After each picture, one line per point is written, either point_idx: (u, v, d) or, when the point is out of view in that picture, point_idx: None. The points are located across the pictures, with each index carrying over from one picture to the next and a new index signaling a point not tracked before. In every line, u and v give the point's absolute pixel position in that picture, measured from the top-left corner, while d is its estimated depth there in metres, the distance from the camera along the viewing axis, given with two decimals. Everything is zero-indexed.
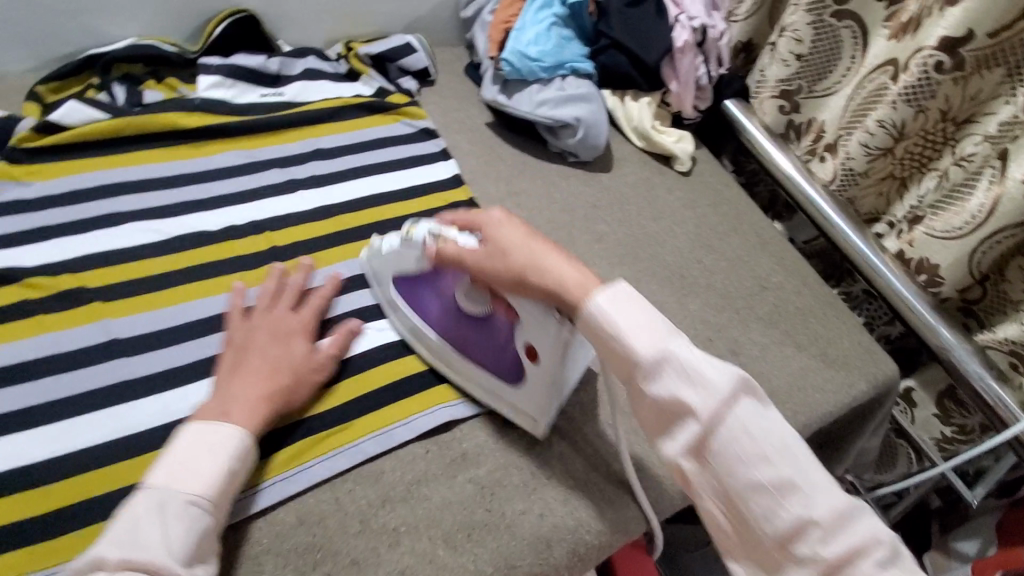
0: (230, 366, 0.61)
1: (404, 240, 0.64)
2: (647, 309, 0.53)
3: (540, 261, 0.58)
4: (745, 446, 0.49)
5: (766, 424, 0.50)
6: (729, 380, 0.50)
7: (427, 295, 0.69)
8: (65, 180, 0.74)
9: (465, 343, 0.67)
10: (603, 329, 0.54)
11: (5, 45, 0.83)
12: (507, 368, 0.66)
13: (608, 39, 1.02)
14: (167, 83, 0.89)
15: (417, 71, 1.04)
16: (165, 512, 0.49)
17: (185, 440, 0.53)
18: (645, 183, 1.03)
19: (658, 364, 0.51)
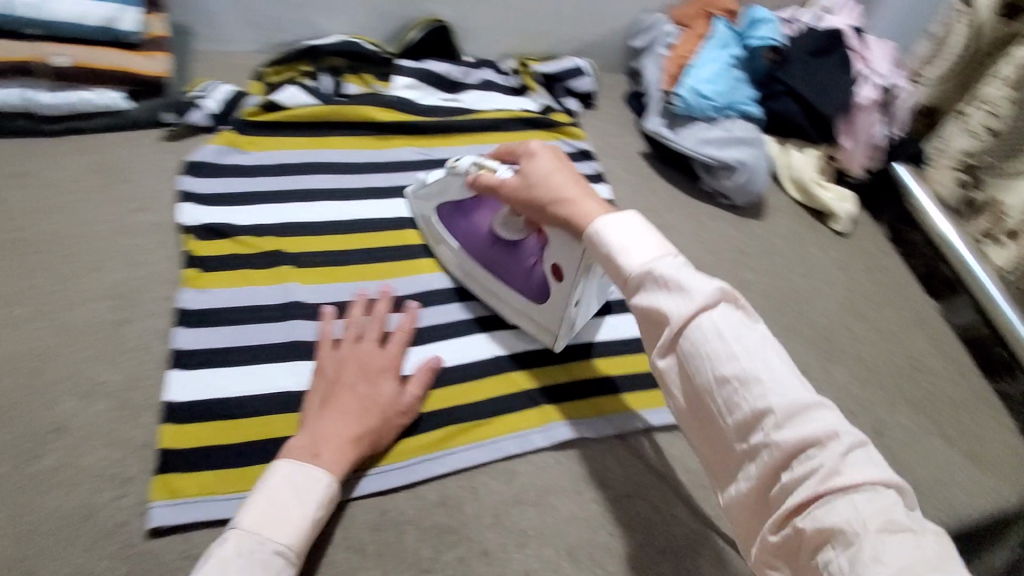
0: (320, 399, 0.61)
1: (452, 171, 0.73)
2: (644, 230, 0.54)
3: (563, 187, 0.62)
4: (715, 347, 0.46)
5: (735, 325, 0.46)
6: (706, 288, 0.48)
7: (468, 225, 0.75)
8: (282, 154, 0.85)
9: (496, 265, 0.73)
10: (604, 250, 0.55)
11: (242, 30, 0.95)
12: (532, 289, 0.71)
13: (784, 86, 1.00)
14: (362, 77, 0.98)
15: (582, 94, 1.07)
16: (257, 558, 0.49)
17: (277, 484, 0.53)
18: (797, 236, 1.00)
19: (646, 279, 0.51)
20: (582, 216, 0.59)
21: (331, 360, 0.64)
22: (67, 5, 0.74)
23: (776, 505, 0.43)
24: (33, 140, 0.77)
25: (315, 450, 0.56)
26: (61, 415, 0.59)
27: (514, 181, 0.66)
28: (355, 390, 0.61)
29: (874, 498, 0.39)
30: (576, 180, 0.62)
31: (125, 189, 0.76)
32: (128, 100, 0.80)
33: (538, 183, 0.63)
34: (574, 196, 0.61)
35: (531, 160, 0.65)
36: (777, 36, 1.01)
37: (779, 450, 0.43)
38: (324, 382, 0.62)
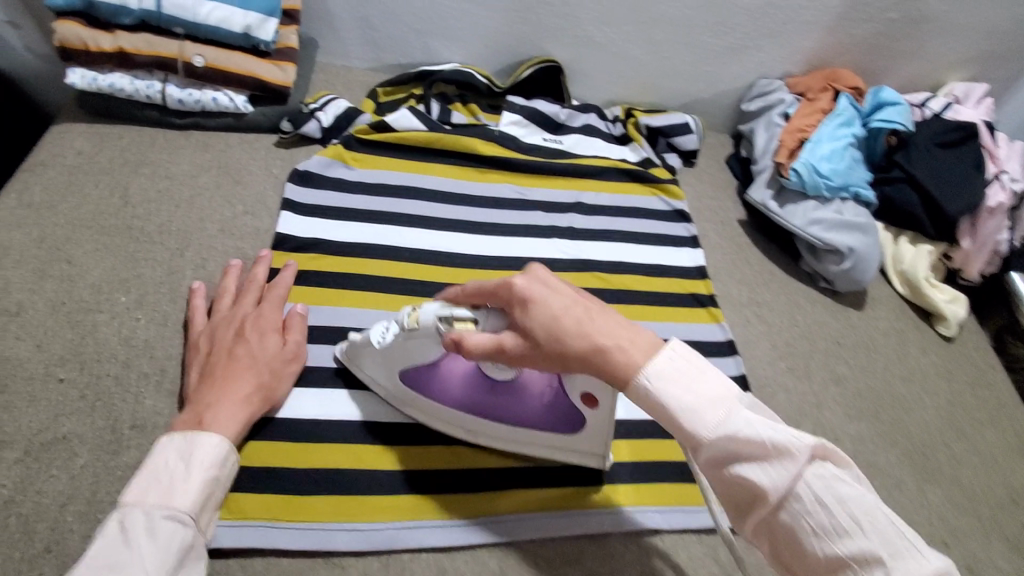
0: (203, 373, 0.59)
1: (410, 330, 0.58)
2: (707, 374, 0.44)
3: (585, 340, 0.46)
4: (819, 521, 0.40)
5: (836, 486, 0.40)
6: (798, 452, 0.40)
7: (446, 380, 0.63)
8: (387, 174, 0.85)
9: (502, 410, 0.63)
10: (668, 413, 0.44)
11: (363, 48, 0.97)
12: (560, 419, 0.62)
13: (903, 173, 0.94)
14: (469, 107, 0.98)
15: (686, 151, 1.04)
16: (144, 526, 0.46)
17: (163, 456, 0.51)
18: (896, 334, 0.94)
19: (725, 446, 0.42)
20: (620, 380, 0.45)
21: (211, 333, 0.62)
22: (214, 9, 0.76)
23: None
24: (161, 132, 0.81)
25: (202, 417, 0.54)
26: (145, 412, 0.59)
27: (507, 341, 0.49)
28: (234, 353, 0.60)
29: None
30: (598, 317, 0.47)
31: (236, 191, 0.78)
32: (249, 104, 0.82)
33: (550, 345, 0.47)
34: (601, 348, 0.46)
35: (525, 308, 0.48)
36: (903, 119, 0.95)
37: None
38: (200, 356, 0.61)
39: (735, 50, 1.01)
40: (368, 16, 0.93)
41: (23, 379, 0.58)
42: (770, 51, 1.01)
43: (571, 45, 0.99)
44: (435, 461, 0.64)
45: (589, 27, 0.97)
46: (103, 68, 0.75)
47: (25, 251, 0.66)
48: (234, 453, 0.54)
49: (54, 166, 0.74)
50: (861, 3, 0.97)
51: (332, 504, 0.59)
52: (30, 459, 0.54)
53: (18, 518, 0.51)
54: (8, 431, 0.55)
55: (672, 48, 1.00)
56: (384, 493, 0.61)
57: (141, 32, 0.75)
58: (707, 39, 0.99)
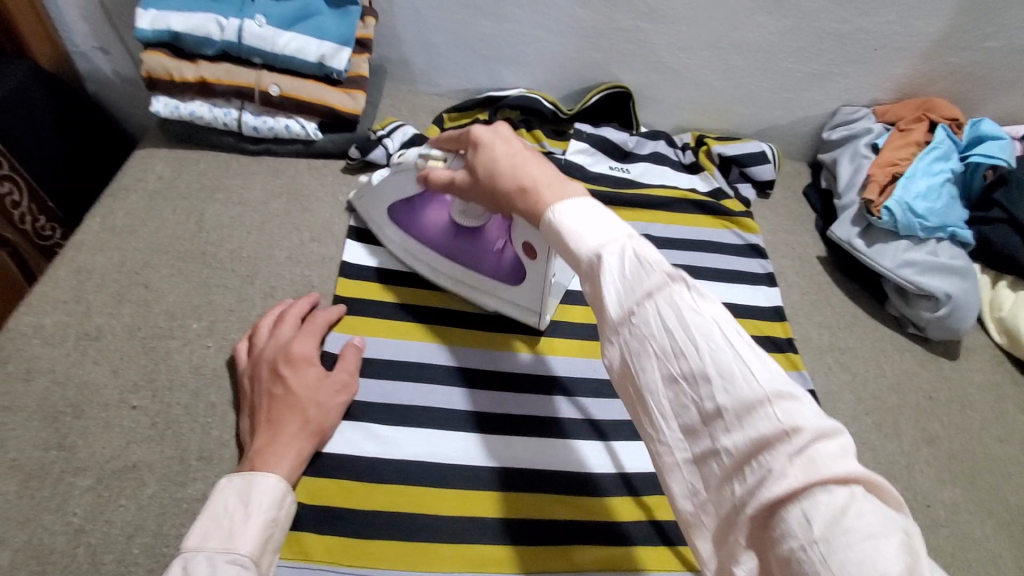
0: (251, 413, 0.59)
1: (401, 165, 0.69)
2: (598, 211, 0.45)
3: (514, 178, 0.51)
4: (662, 345, 0.39)
5: (684, 307, 0.39)
6: (651, 272, 0.40)
7: (423, 222, 0.73)
8: None
9: (464, 257, 0.72)
10: (553, 238, 0.46)
11: (431, 75, 0.97)
12: (508, 271, 0.70)
13: (1003, 213, 0.87)
14: (534, 133, 0.96)
15: (761, 181, 0.98)
16: (207, 572, 0.47)
17: (219, 499, 0.51)
18: (996, 390, 0.85)
19: (590, 265, 0.43)
20: (530, 208, 0.49)
21: (252, 375, 0.61)
22: (291, 39, 0.77)
23: (726, 520, 0.37)
24: (234, 157, 0.83)
25: (252, 462, 0.54)
26: (210, 442, 0.59)
27: (461, 175, 0.58)
28: (273, 393, 0.59)
29: (827, 500, 0.32)
30: (534, 163, 0.51)
31: (303, 218, 0.79)
32: (319, 131, 0.82)
33: (488, 181, 0.54)
34: (522, 183, 0.50)
35: (477, 149, 0.56)
36: (1006, 155, 0.86)
37: (727, 456, 0.36)
38: (247, 395, 0.60)
39: (819, 76, 0.95)
40: (437, 43, 0.93)
41: (98, 406, 0.59)
42: (857, 78, 0.95)
43: (642, 71, 0.96)
44: (496, 508, 0.61)
45: (662, 53, 0.93)
46: (185, 96, 0.78)
47: (106, 275, 0.68)
48: (290, 493, 0.54)
49: (136, 191, 0.77)
50: (963, 28, 0.89)
51: (390, 550, 0.57)
52: (102, 486, 0.55)
53: (87, 548, 0.52)
54: (83, 457, 0.56)
55: (750, 74, 0.95)
56: (442, 541, 0.59)
57: (221, 62, 0.77)
58: (789, 65, 0.94)
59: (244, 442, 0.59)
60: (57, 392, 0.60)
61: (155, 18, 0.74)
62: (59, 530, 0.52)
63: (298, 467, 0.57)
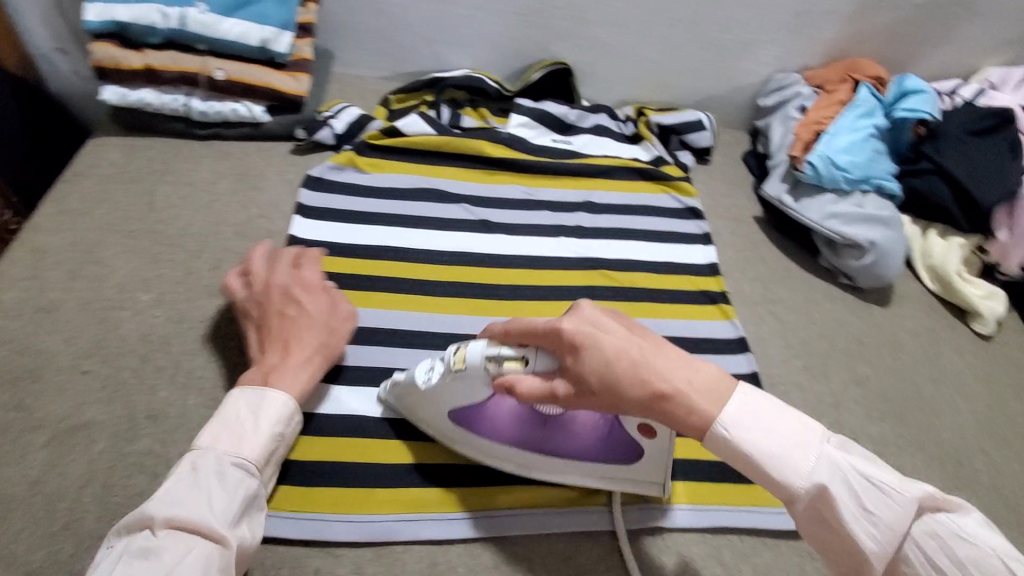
0: (262, 334, 0.64)
1: (455, 372, 0.58)
2: (783, 412, 0.51)
3: (645, 382, 0.50)
4: (935, 568, 0.46)
5: (944, 531, 0.47)
6: (900, 499, 0.47)
7: (496, 422, 0.61)
8: (398, 179, 0.87)
9: (556, 445, 0.61)
10: (756, 467, 0.50)
11: (377, 59, 1.01)
12: (616, 449, 0.60)
13: (934, 164, 0.89)
14: (480, 111, 1.00)
15: (699, 148, 1.03)
16: (215, 470, 0.52)
17: (231, 406, 0.57)
18: (928, 334, 0.88)
19: (821, 496, 0.49)
20: (692, 424, 0.50)
21: (262, 294, 0.66)
22: (233, 25, 0.80)
23: None
24: (186, 143, 0.87)
25: (267, 377, 0.60)
26: (159, 402, 0.63)
27: (561, 387, 0.51)
28: (287, 314, 0.64)
29: None
30: (661, 359, 0.51)
31: (253, 196, 0.83)
32: (267, 114, 0.86)
33: (609, 394, 0.50)
34: (663, 394, 0.50)
35: (576, 355, 0.51)
36: (930, 108, 0.90)
37: None
38: (256, 317, 0.65)
39: (749, 44, 0.99)
40: (381, 27, 0.97)
41: (53, 371, 0.63)
42: (786, 45, 0.99)
43: (580, 47, 1.00)
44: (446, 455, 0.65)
45: (596, 28, 0.97)
46: (134, 84, 0.81)
47: (61, 253, 0.72)
48: (299, 410, 0.60)
49: (91, 176, 0.80)
50: None
51: (332, 495, 0.61)
52: (57, 442, 0.59)
53: (43, 497, 0.55)
54: (39, 417, 0.60)
55: (683, 45, 0.99)
56: (382, 486, 0.62)
57: (167, 49, 0.81)
58: (719, 35, 0.98)
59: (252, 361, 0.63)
60: (13, 359, 0.63)
61: (102, 11, 0.77)
62: (17, 480, 0.56)
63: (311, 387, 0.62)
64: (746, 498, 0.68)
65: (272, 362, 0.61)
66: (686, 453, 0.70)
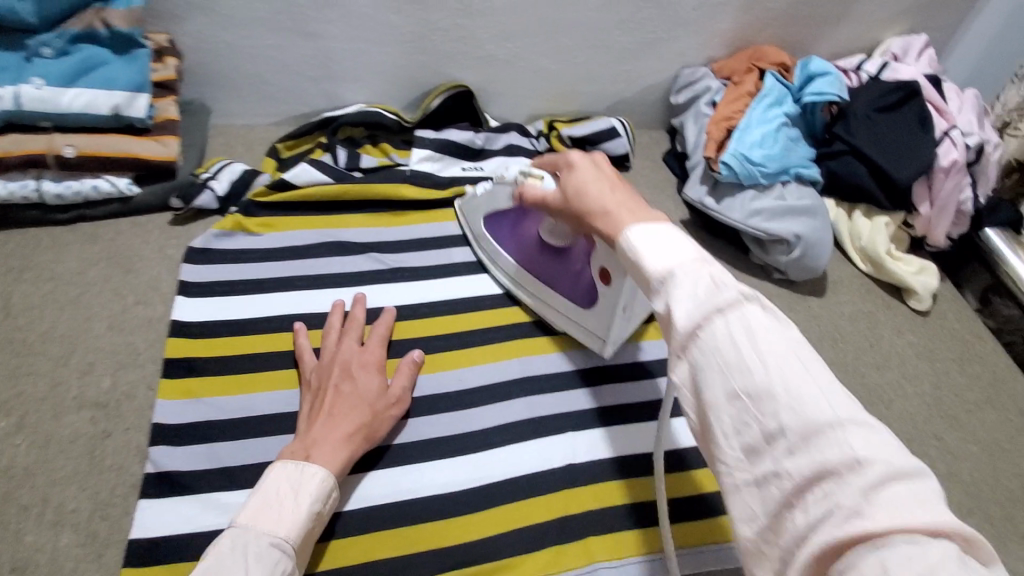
0: (314, 408, 0.62)
1: (502, 179, 0.76)
2: (676, 234, 0.45)
3: (597, 200, 0.54)
4: (726, 360, 0.37)
5: (756, 326, 0.37)
6: (728, 288, 0.39)
7: (517, 232, 0.79)
8: (295, 236, 0.80)
9: (547, 272, 0.76)
10: (630, 260, 0.46)
11: (262, 105, 0.93)
12: (582, 292, 0.73)
13: (846, 145, 0.87)
14: (381, 147, 0.92)
15: (617, 156, 0.99)
16: (253, 554, 0.48)
17: (273, 475, 0.54)
18: (866, 318, 0.86)
19: (665, 277, 0.42)
20: (611, 231, 0.50)
21: (326, 365, 0.65)
22: (77, 95, 0.72)
23: (783, 561, 0.33)
24: (46, 230, 0.77)
25: (308, 451, 0.57)
26: (25, 550, 0.55)
27: (551, 196, 0.62)
28: (340, 389, 0.63)
29: (920, 556, 0.29)
30: (617, 189, 0.54)
31: (128, 280, 0.74)
32: (134, 185, 0.78)
33: (577, 203, 0.56)
34: (605, 211, 0.52)
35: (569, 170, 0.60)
36: (835, 90, 0.88)
37: (787, 483, 0.34)
38: (312, 393, 0.64)
39: (651, 44, 0.95)
40: (258, 71, 0.89)
41: None
42: (688, 40, 0.96)
43: (477, 67, 0.94)
44: (390, 549, 0.61)
45: (489, 45, 0.92)
46: None
47: None
48: (336, 488, 0.56)
49: None
50: None
51: None
52: None
53: None
54: None
55: (584, 52, 0.95)
56: None
57: (5, 133, 0.71)
58: (619, 37, 0.94)
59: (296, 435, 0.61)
60: None
61: None
62: None
63: (347, 468, 0.58)
64: (696, 537, 0.65)
65: (316, 433, 0.58)
66: (634, 495, 0.66)
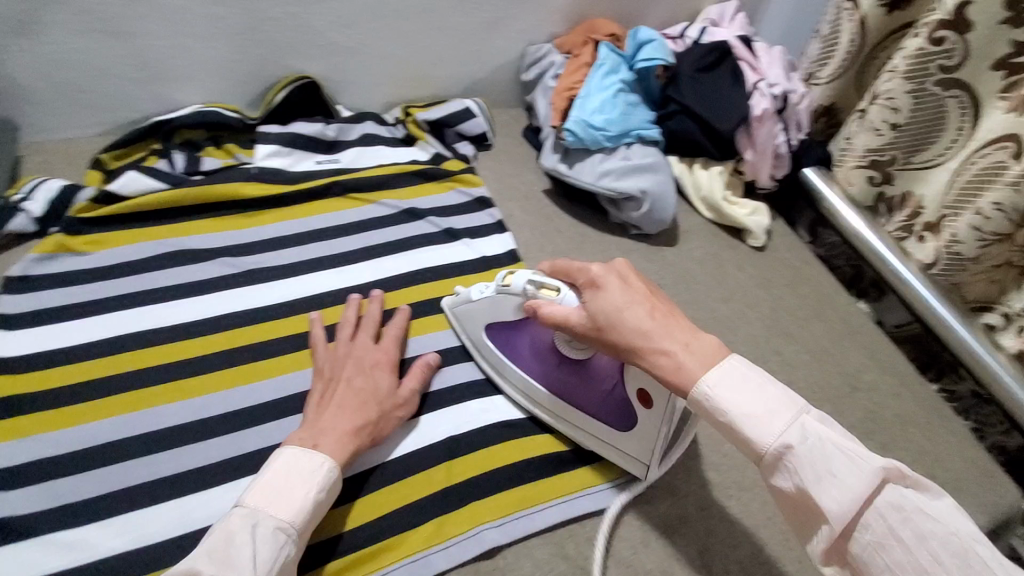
0: (324, 397, 0.64)
1: (501, 287, 0.67)
2: (772, 391, 0.52)
3: (636, 338, 0.56)
4: (894, 557, 0.45)
5: (909, 513, 0.45)
6: (867, 475, 0.47)
7: (524, 339, 0.71)
8: (131, 250, 0.75)
9: (569, 388, 0.68)
10: (710, 411, 0.52)
11: (81, 114, 0.85)
12: (614, 410, 0.66)
13: (678, 105, 0.95)
14: (226, 148, 0.88)
15: (475, 136, 1.00)
16: (260, 533, 0.50)
17: (281, 460, 0.55)
18: (712, 259, 0.95)
19: (786, 457, 0.49)
20: (681, 381, 0.53)
21: (344, 358, 0.67)
22: None
23: None
24: None
25: (315, 442, 0.58)
26: None
27: (577, 321, 0.59)
28: (356, 386, 0.64)
29: None
30: (675, 329, 0.56)
31: None
32: None
33: (611, 330, 0.57)
34: (642, 345, 0.56)
35: (595, 291, 0.59)
36: (662, 54, 0.94)
37: None
38: (323, 382, 0.65)
39: (493, 23, 0.98)
40: (69, 78, 0.81)
41: None
42: (527, 18, 0.99)
43: (320, 57, 0.92)
44: None
45: (328, 33, 0.89)
46: None
47: None
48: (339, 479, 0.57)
49: None
50: None
51: None
52: None
53: None
54: None
55: (428, 35, 0.95)
56: None
57: None
58: (459, 19, 0.95)
59: (302, 420, 0.62)
60: None
61: None
62: None
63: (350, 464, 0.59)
64: (572, 484, 0.68)
65: (326, 424, 0.60)
66: (510, 457, 0.69)
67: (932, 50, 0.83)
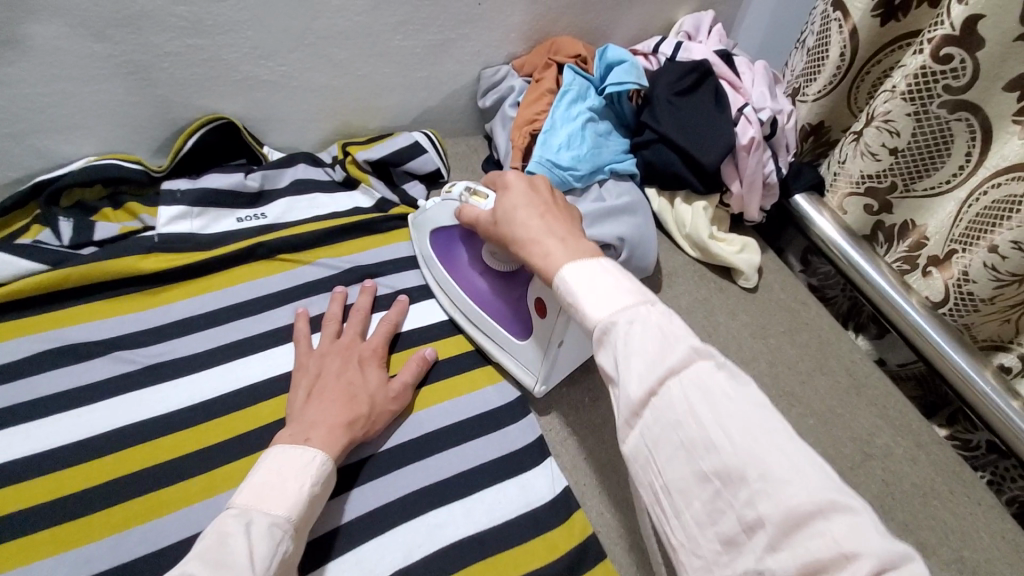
0: (308, 394, 0.61)
1: (445, 197, 0.72)
2: (614, 278, 0.52)
3: (522, 229, 0.61)
4: (689, 434, 0.44)
5: (713, 391, 0.45)
6: (680, 352, 0.46)
7: (461, 257, 0.74)
8: (1, 350, 0.62)
9: (489, 302, 0.72)
10: (565, 296, 0.54)
11: None
12: (521, 321, 0.70)
13: (654, 133, 0.84)
14: (126, 208, 0.73)
15: (427, 173, 0.88)
16: (256, 529, 0.46)
17: (273, 457, 0.52)
18: (701, 306, 0.84)
19: (610, 329, 0.49)
20: (545, 268, 0.56)
21: (337, 346, 0.67)
22: None
23: None
24: None
25: (308, 435, 0.56)
26: None
27: (486, 216, 0.65)
28: (348, 381, 0.62)
29: None
30: (556, 224, 0.61)
31: None
32: None
33: (505, 225, 0.62)
34: (530, 239, 0.60)
35: (504, 191, 0.65)
36: (635, 78, 0.83)
37: None
38: (309, 378, 0.63)
39: (441, 45, 0.84)
40: None
41: None
42: (481, 37, 0.86)
43: (235, 95, 0.77)
44: None
45: (242, 66, 0.75)
46: None
47: None
48: (333, 475, 0.55)
49: None
50: None
51: None
52: None
53: None
54: None
55: (365, 63, 0.81)
56: None
57: None
58: (401, 43, 0.81)
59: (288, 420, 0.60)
60: None
61: None
62: None
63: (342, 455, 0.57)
64: None
65: (313, 417, 0.58)
66: None
67: (937, 69, 0.73)
